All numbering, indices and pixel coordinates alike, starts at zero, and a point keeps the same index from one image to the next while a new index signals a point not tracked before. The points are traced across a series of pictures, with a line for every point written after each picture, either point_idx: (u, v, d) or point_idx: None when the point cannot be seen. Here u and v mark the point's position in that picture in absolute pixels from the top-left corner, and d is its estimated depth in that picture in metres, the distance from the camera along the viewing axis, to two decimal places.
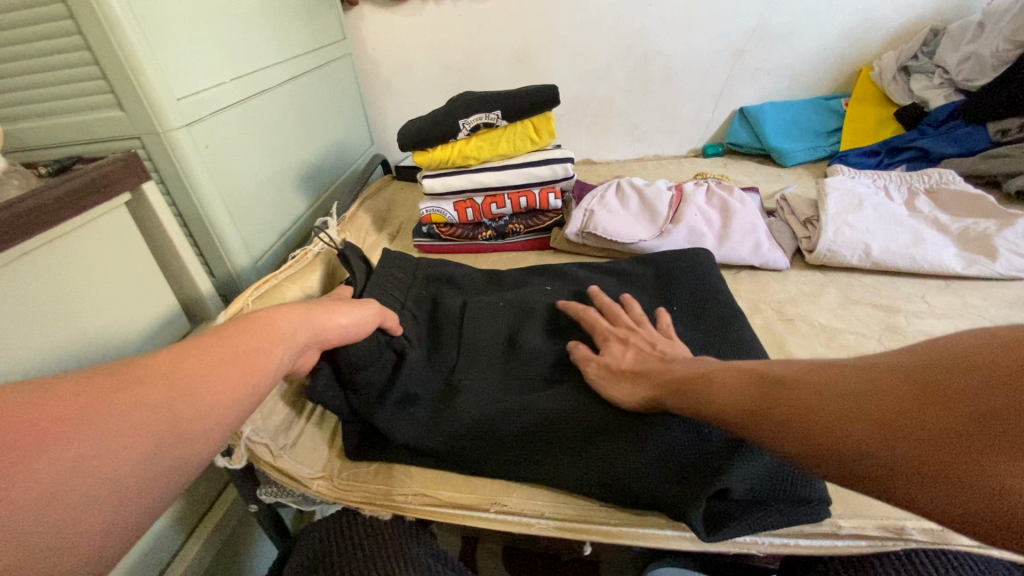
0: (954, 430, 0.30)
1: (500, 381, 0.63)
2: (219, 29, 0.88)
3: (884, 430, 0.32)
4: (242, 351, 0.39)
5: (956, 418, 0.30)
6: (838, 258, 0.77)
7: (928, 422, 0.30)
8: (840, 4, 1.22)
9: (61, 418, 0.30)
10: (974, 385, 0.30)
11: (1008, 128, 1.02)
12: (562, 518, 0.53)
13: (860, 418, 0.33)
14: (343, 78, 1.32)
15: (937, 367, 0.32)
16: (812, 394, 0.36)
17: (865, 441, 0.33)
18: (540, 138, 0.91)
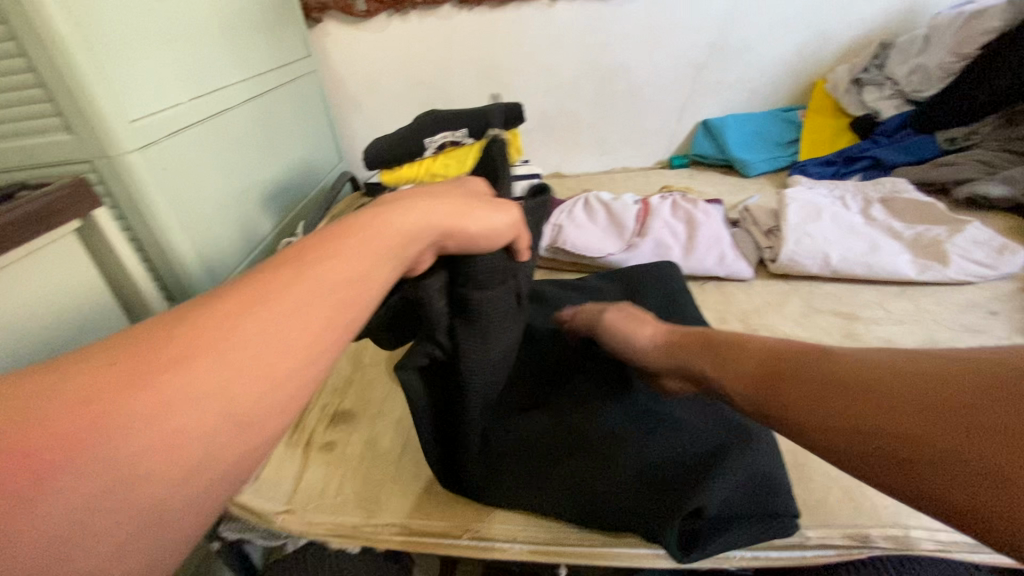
0: (961, 431, 0.30)
1: None
2: (176, 49, 0.86)
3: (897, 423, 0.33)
4: (311, 317, 0.31)
5: (967, 416, 0.30)
6: (799, 267, 0.79)
7: (939, 418, 0.31)
8: (793, 20, 1.26)
9: (79, 439, 0.23)
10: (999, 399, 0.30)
11: (955, 137, 1.07)
12: (536, 543, 0.52)
13: (873, 411, 0.34)
14: (309, 95, 1.31)
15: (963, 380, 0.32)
16: (824, 382, 0.38)
17: (884, 438, 0.33)
18: (507, 154, 0.91)
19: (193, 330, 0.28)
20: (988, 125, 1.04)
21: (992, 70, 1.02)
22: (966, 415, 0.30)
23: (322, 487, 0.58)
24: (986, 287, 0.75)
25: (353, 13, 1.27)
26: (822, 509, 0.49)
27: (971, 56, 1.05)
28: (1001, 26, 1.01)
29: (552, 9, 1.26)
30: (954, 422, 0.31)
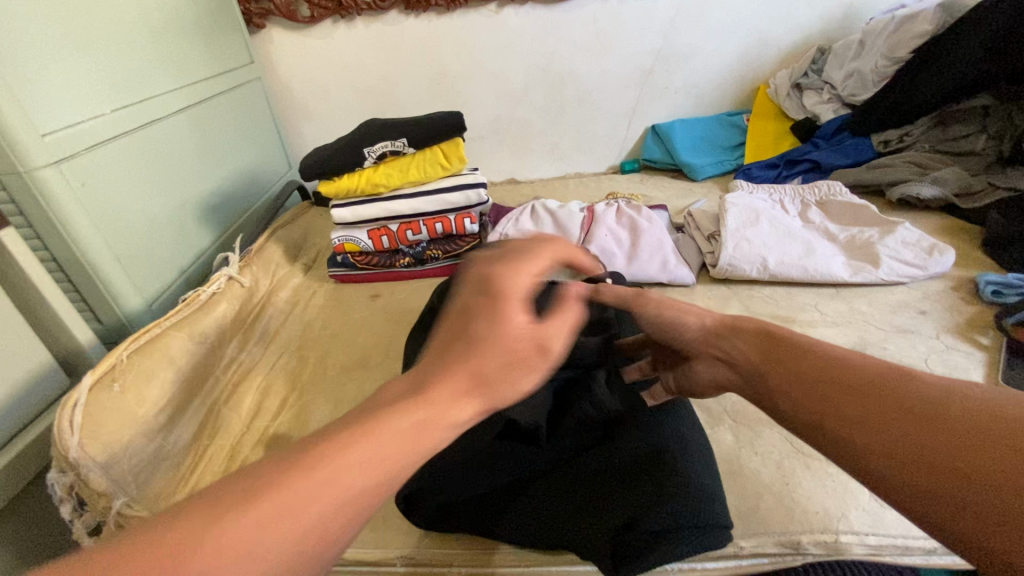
0: (966, 454, 0.31)
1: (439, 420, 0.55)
2: (96, 57, 0.82)
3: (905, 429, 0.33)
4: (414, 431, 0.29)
5: (980, 445, 0.30)
6: (739, 271, 0.80)
7: (945, 437, 0.32)
8: (736, 27, 1.29)
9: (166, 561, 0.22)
10: None
11: (889, 138, 1.11)
12: (475, 566, 0.51)
13: (885, 418, 0.34)
14: (253, 103, 1.26)
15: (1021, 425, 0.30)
16: (842, 382, 0.38)
17: (930, 477, 0.31)
18: (450, 164, 0.90)
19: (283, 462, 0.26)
20: (920, 126, 1.09)
21: (926, 72, 1.04)
22: (974, 443, 0.31)
23: None
24: (915, 287, 0.78)
25: (296, 18, 1.24)
26: (758, 517, 0.50)
27: (903, 61, 1.09)
28: (931, 31, 1.05)
29: (500, 15, 1.25)
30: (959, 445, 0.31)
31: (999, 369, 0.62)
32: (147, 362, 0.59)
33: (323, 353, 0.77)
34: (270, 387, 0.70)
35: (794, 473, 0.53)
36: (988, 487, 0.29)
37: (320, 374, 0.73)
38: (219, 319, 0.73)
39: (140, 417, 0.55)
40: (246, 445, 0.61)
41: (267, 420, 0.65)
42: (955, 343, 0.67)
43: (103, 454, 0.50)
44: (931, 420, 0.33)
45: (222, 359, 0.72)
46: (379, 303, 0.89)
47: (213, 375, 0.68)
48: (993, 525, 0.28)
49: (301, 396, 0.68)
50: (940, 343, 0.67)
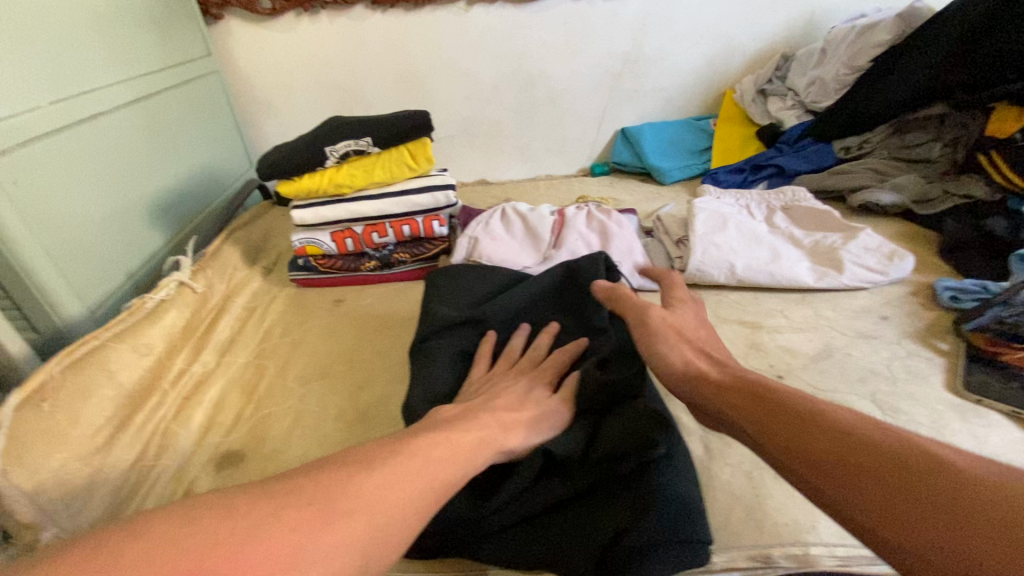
0: (962, 521, 0.28)
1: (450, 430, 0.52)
2: (32, 46, 0.76)
3: (889, 485, 0.30)
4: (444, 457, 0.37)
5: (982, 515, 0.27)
6: (708, 277, 0.80)
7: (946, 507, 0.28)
8: (704, 31, 1.30)
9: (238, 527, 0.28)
10: None
11: (849, 145, 1.13)
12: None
13: (872, 476, 0.31)
14: (209, 97, 1.20)
15: None
16: (812, 428, 0.36)
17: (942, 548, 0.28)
18: (417, 164, 0.87)
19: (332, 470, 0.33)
20: (880, 133, 1.11)
21: (883, 82, 1.08)
22: (988, 512, 0.27)
23: None
24: (877, 292, 0.79)
25: (256, 10, 1.19)
26: (727, 529, 0.49)
27: (862, 69, 1.12)
28: (889, 40, 1.08)
29: (469, 13, 1.23)
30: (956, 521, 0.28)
31: (956, 374, 0.63)
32: (83, 378, 0.55)
33: (282, 363, 0.73)
34: (223, 400, 0.66)
35: (763, 483, 0.53)
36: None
37: (278, 386, 0.69)
38: (166, 329, 0.69)
39: (73, 438, 0.51)
40: (195, 464, 0.57)
41: (219, 435, 0.61)
42: (915, 349, 0.68)
43: (29, 482, 0.46)
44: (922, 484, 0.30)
45: (172, 370, 0.67)
46: (343, 308, 0.86)
47: (161, 389, 0.64)
48: None
49: (258, 409, 0.65)
50: (901, 349, 0.68)
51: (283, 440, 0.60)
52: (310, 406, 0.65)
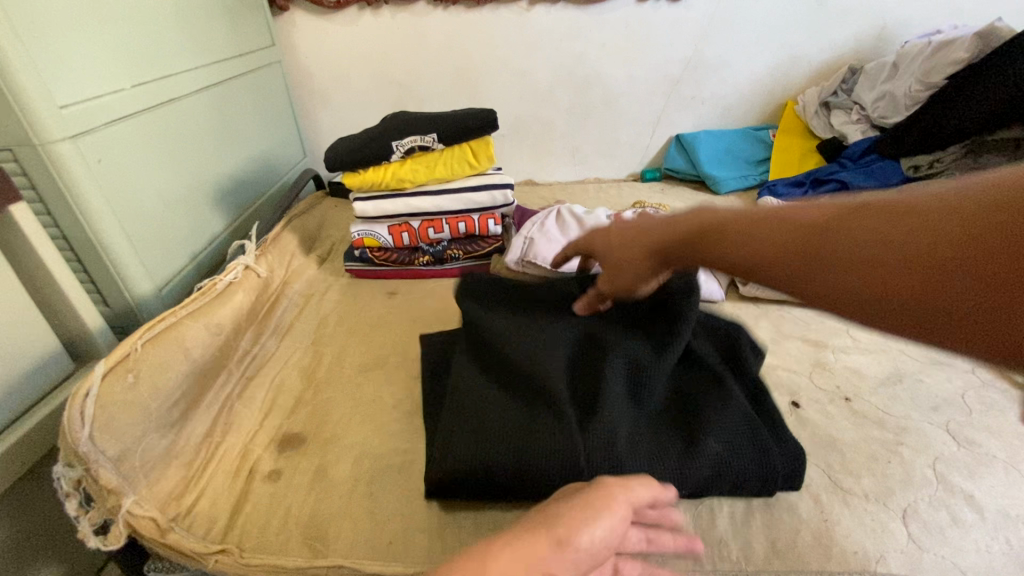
0: (970, 290, 0.27)
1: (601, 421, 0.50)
2: (120, 32, 0.79)
3: (880, 272, 0.30)
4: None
5: (975, 249, 0.26)
6: (770, 291, 0.79)
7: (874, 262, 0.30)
8: (769, 39, 1.27)
9: None
10: (960, 257, 0.27)
11: (920, 163, 1.08)
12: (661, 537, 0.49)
13: (835, 270, 0.32)
14: (271, 87, 1.24)
15: (953, 221, 0.28)
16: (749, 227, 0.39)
17: (860, 290, 0.31)
18: (478, 162, 0.88)
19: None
20: (952, 154, 1.05)
21: (960, 99, 1.02)
22: (885, 251, 0.30)
23: (266, 519, 0.51)
24: None
25: (322, 3, 1.21)
26: (792, 552, 0.47)
27: (937, 86, 1.07)
28: (966, 58, 1.03)
29: (530, 13, 1.23)
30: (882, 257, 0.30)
31: None
32: (161, 352, 0.56)
33: (338, 351, 0.74)
34: (284, 383, 0.68)
35: (830, 508, 0.51)
36: (942, 286, 0.28)
37: (337, 373, 0.70)
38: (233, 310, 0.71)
39: (153, 410, 0.52)
40: (258, 443, 0.59)
41: (279, 418, 0.62)
42: (992, 379, 0.65)
43: (114, 449, 0.47)
44: (942, 253, 0.28)
45: (237, 350, 0.69)
46: (395, 300, 0.87)
47: (227, 368, 0.65)
48: (942, 324, 0.28)
49: (318, 393, 0.66)
50: (976, 377, 0.65)
51: (342, 426, 0.61)
52: (367, 393, 0.66)
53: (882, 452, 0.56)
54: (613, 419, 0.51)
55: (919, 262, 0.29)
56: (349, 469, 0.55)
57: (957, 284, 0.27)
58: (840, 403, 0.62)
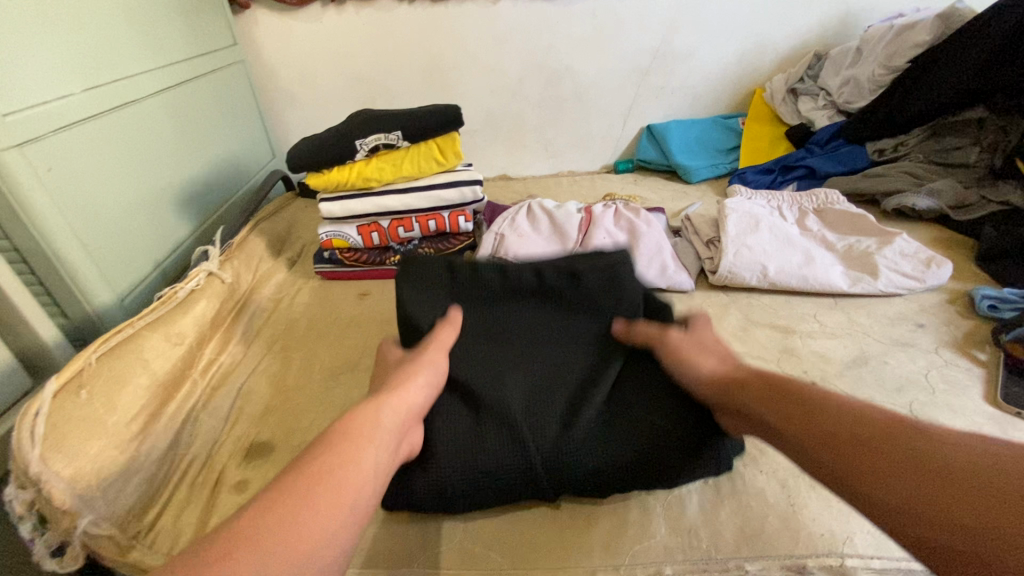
0: (959, 517, 0.32)
1: (533, 413, 0.50)
2: (69, 34, 0.77)
3: (907, 476, 0.34)
4: (311, 486, 0.36)
5: (971, 499, 0.32)
6: (738, 279, 0.80)
7: (878, 462, 0.36)
8: (735, 27, 1.28)
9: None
10: (962, 494, 0.32)
11: (884, 148, 1.10)
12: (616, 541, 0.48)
13: (859, 445, 0.37)
14: (234, 88, 1.21)
15: (966, 472, 0.33)
16: (787, 391, 0.44)
17: (878, 475, 0.35)
18: (445, 159, 0.86)
19: (233, 542, 0.32)
20: (915, 136, 1.08)
21: (928, 77, 1.03)
22: (888, 453, 0.36)
23: None
24: (912, 299, 0.77)
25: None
26: (760, 538, 0.47)
27: (899, 70, 1.08)
28: (929, 41, 1.04)
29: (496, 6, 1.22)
30: (890, 463, 0.35)
31: (997, 386, 0.61)
32: (118, 365, 0.55)
33: (308, 355, 0.73)
34: (251, 391, 0.67)
35: (798, 492, 0.51)
36: (941, 512, 0.32)
37: (308, 379, 0.69)
38: (196, 319, 0.69)
39: (109, 426, 0.51)
40: (224, 454, 0.58)
41: (245, 427, 0.61)
42: (955, 359, 0.66)
43: (68, 468, 0.45)
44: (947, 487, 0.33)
45: (202, 359, 0.67)
46: (367, 302, 0.86)
47: (191, 378, 0.64)
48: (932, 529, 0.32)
49: (287, 399, 0.65)
50: (939, 358, 0.66)
51: (311, 433, 0.60)
52: (338, 398, 0.65)
53: None
54: (551, 413, 0.50)
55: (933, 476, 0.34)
56: None
57: (953, 506, 0.32)
58: None
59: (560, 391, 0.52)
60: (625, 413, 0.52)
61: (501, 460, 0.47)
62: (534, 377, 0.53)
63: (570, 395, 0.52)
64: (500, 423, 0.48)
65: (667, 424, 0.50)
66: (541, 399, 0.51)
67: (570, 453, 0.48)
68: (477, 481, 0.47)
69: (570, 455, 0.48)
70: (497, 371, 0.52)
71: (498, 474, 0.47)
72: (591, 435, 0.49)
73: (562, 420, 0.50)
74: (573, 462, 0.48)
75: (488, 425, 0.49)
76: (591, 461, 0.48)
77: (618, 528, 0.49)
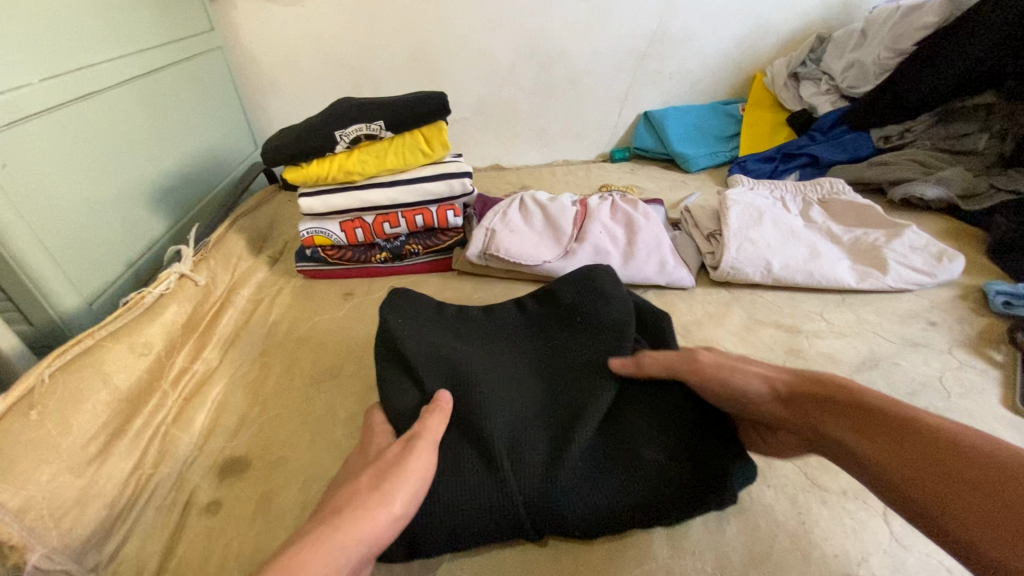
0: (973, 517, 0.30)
1: (517, 443, 0.47)
2: (23, 19, 0.71)
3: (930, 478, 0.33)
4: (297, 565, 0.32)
5: (992, 500, 0.30)
6: (741, 275, 0.76)
7: (902, 462, 0.34)
8: (735, 9, 1.23)
9: None
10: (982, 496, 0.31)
11: (889, 134, 1.06)
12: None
13: (883, 444, 0.35)
14: (211, 76, 1.15)
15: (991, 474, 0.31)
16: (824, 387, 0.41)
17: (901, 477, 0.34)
18: (432, 150, 0.81)
19: None
20: (922, 122, 1.04)
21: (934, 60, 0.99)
22: (913, 451, 0.34)
23: (200, 559, 0.46)
24: (923, 295, 0.74)
25: None
26: (770, 560, 0.44)
27: (907, 52, 1.04)
28: (936, 22, 1.00)
29: None
30: (923, 468, 0.33)
31: (1015, 388, 0.58)
32: (76, 380, 0.51)
33: (288, 361, 0.69)
34: (227, 401, 0.63)
35: (809, 508, 0.48)
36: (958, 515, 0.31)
37: (287, 387, 0.65)
38: (165, 326, 0.65)
39: (63, 450, 0.47)
40: (196, 472, 0.54)
41: (220, 441, 0.58)
42: (969, 359, 0.62)
43: (15, 499, 0.42)
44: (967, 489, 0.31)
45: (173, 368, 0.64)
46: (352, 302, 0.82)
47: (161, 390, 0.60)
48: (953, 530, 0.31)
49: (265, 410, 0.61)
50: (953, 359, 0.63)
51: (289, 447, 0.56)
52: (319, 408, 0.61)
53: None
54: (534, 443, 0.47)
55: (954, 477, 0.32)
56: (296, 494, 0.51)
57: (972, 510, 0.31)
58: None
59: (551, 426, 0.49)
60: (625, 453, 0.47)
61: (478, 493, 0.44)
62: (524, 410, 0.50)
63: (557, 424, 0.49)
64: (480, 454, 0.46)
65: (661, 460, 0.46)
66: (525, 428, 0.48)
67: (555, 490, 0.44)
68: (454, 521, 0.43)
69: (556, 493, 0.44)
70: (479, 398, 0.50)
71: (474, 512, 0.43)
72: (580, 473, 0.46)
73: (546, 452, 0.47)
74: (559, 500, 0.44)
75: (468, 453, 0.46)
76: (577, 502, 0.44)
77: (615, 554, 0.46)
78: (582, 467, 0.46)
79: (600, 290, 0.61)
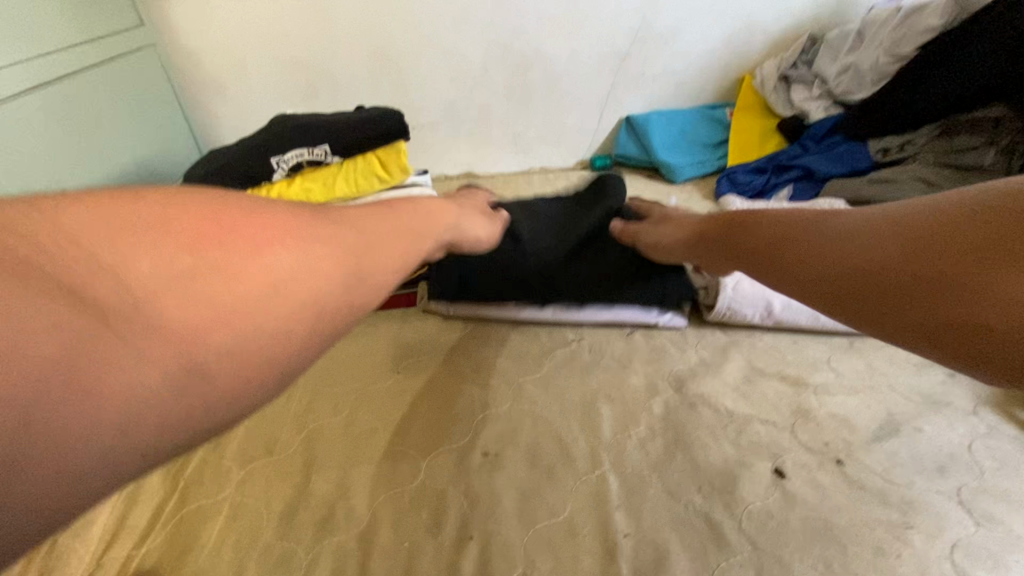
0: (947, 276, 0.34)
1: (548, 242, 0.70)
2: None
3: (905, 260, 0.37)
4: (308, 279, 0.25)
5: (955, 246, 0.34)
6: (738, 316, 0.68)
7: (876, 273, 0.38)
8: (722, 7, 1.14)
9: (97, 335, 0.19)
10: (942, 265, 0.35)
11: (888, 146, 0.99)
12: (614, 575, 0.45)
13: (861, 279, 0.39)
14: (142, 79, 1.03)
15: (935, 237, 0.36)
16: (790, 238, 0.47)
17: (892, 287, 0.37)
18: (390, 176, 0.70)
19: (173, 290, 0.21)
20: (924, 135, 0.96)
21: (947, 63, 0.91)
22: (875, 276, 0.38)
23: None
24: None
25: None
26: None
27: (907, 57, 0.96)
28: (940, 26, 0.91)
29: None
30: (910, 264, 0.36)
31: None
32: None
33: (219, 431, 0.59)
34: (140, 488, 0.54)
35: None
36: (934, 284, 0.35)
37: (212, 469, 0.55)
38: None
39: None
40: None
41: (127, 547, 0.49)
42: (997, 423, 0.55)
43: None
44: (919, 264, 0.36)
45: None
46: None
47: None
48: (939, 288, 0.34)
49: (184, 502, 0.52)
50: (980, 422, 0.55)
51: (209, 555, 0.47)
52: (251, 499, 0.52)
53: (890, 544, 0.46)
54: (547, 240, 0.71)
55: (914, 249, 0.37)
56: None
57: (934, 277, 0.35)
58: (830, 468, 0.52)
59: (574, 252, 0.71)
60: (611, 279, 0.70)
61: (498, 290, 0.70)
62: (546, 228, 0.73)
63: (570, 236, 0.71)
64: (507, 258, 0.70)
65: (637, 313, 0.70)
66: (549, 233, 0.72)
67: (556, 288, 0.70)
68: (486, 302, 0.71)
69: (559, 287, 0.69)
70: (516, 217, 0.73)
71: (503, 275, 0.69)
72: (581, 283, 0.70)
73: (554, 237, 0.71)
74: (560, 294, 0.70)
75: (501, 268, 0.70)
76: (572, 298, 0.70)
77: None
78: (582, 295, 0.70)
79: (611, 185, 0.78)
